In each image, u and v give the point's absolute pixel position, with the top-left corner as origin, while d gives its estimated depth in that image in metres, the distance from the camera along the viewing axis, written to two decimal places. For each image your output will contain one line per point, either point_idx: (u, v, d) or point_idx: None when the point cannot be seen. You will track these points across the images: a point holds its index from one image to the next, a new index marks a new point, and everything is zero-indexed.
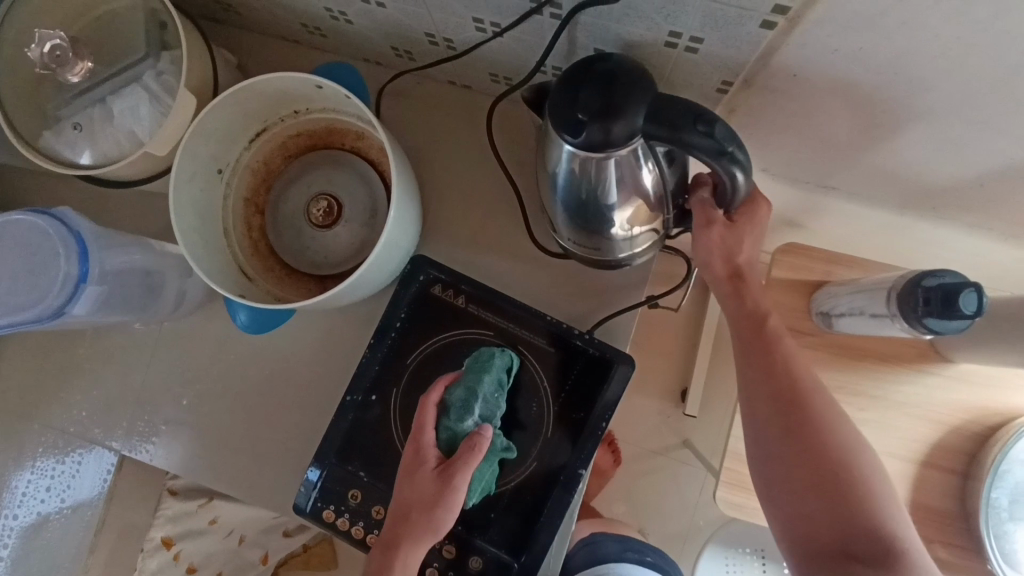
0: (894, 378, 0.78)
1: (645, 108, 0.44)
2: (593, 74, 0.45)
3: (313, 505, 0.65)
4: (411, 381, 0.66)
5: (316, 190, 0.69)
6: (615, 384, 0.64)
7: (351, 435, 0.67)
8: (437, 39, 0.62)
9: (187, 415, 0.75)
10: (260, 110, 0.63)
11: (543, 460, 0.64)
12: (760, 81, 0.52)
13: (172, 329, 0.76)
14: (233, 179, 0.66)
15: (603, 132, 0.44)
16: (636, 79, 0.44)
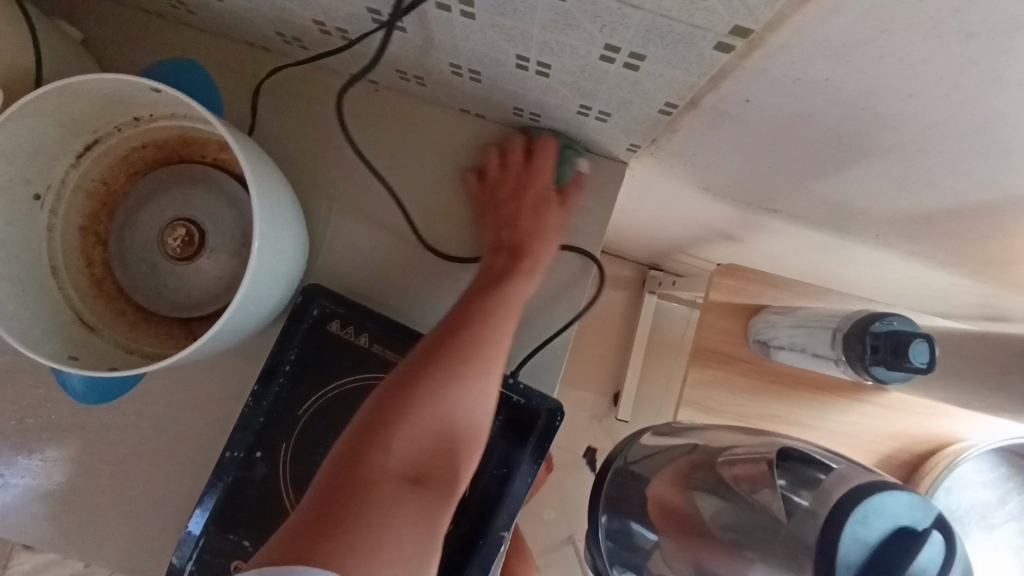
0: (830, 408, 0.74)
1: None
2: (918, 550, 0.36)
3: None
4: (302, 435, 0.56)
5: (170, 214, 0.58)
6: (540, 437, 0.56)
7: (228, 500, 0.56)
8: (329, 28, 0.50)
9: (30, 468, 0.61)
10: (89, 117, 0.53)
11: (457, 524, 0.56)
12: (708, 104, 0.45)
13: (9, 364, 0.62)
14: (60, 206, 0.55)
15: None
16: (935, 556, 0.36)
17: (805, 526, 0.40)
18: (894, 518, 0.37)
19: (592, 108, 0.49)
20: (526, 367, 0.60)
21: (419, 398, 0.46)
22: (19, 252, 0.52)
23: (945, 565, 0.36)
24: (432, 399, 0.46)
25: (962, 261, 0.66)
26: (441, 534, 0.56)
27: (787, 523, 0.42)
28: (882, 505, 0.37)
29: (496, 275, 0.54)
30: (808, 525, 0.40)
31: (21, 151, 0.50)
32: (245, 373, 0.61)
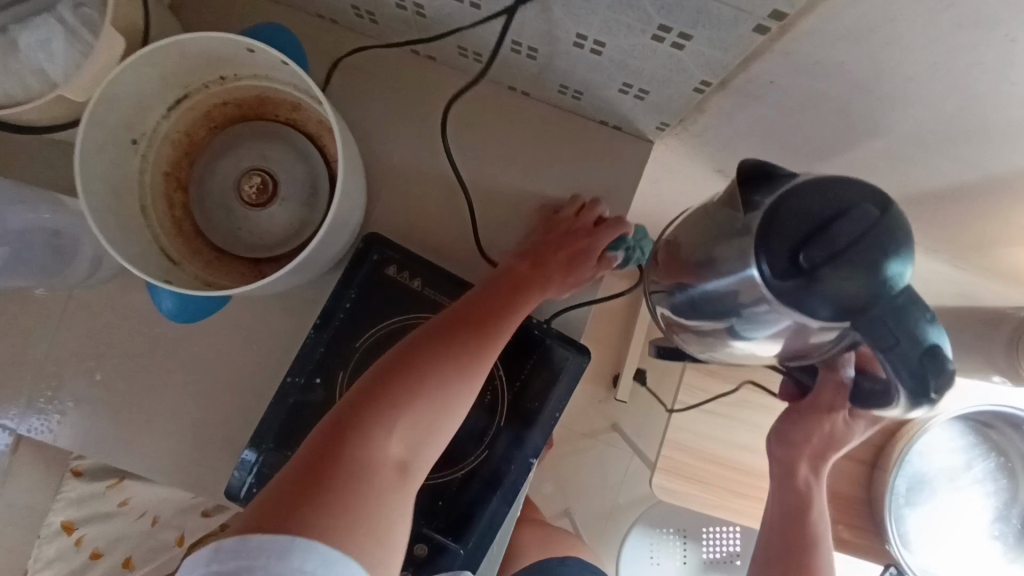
0: None
1: (901, 265, 0.39)
2: (848, 220, 0.39)
3: (247, 491, 0.61)
4: (359, 365, 0.63)
5: (246, 164, 0.62)
6: (570, 378, 0.63)
7: (289, 421, 0.63)
8: (407, 3, 0.57)
9: (98, 391, 0.67)
10: (185, 72, 0.57)
11: (494, 449, 0.63)
12: (737, 85, 0.52)
13: (84, 296, 0.67)
14: (150, 152, 0.59)
15: (820, 285, 0.39)
16: (865, 216, 0.39)
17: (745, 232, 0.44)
18: (825, 194, 0.40)
19: (634, 86, 0.57)
20: (557, 317, 0.67)
21: (417, 395, 0.48)
22: (118, 189, 0.56)
23: (882, 251, 0.38)
24: (444, 359, 0.50)
25: (942, 246, 0.75)
26: (479, 457, 0.63)
27: (743, 216, 0.45)
28: (815, 188, 0.40)
29: (530, 264, 0.59)
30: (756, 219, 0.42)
31: (127, 98, 0.54)
32: (304, 313, 0.67)
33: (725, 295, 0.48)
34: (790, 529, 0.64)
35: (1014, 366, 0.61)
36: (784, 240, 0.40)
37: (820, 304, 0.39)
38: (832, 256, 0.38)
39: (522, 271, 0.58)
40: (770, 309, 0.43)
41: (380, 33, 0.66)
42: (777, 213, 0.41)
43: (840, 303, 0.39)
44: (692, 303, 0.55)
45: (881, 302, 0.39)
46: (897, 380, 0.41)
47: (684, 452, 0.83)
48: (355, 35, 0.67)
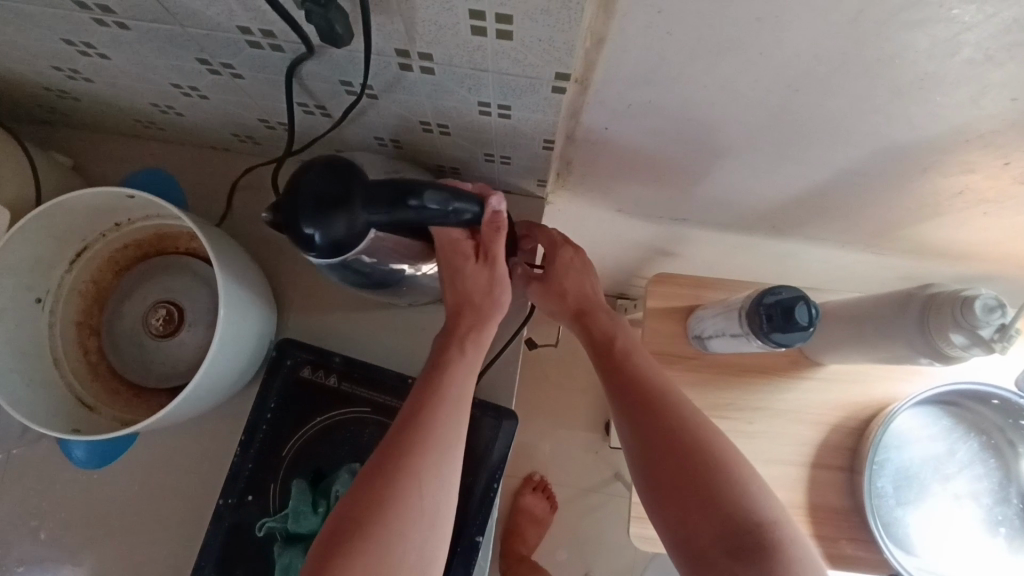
0: (774, 388, 0.82)
1: (363, 192, 0.43)
2: (307, 181, 0.43)
3: None
4: (289, 473, 0.62)
5: (153, 299, 0.64)
6: (499, 446, 0.62)
7: (227, 543, 0.61)
8: (273, 124, 0.61)
9: (46, 550, 0.67)
10: (77, 227, 0.60)
11: None
12: (581, 136, 0.55)
13: (22, 455, 0.68)
14: (58, 305, 0.62)
15: (330, 232, 0.43)
16: (353, 196, 0.43)
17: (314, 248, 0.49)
18: (313, 177, 0.43)
19: (495, 155, 0.59)
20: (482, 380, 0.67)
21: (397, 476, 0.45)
22: (25, 349, 0.58)
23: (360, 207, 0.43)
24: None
25: (854, 237, 0.76)
26: None
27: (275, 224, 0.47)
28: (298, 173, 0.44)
29: (388, 443, 0.47)
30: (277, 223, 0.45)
31: (25, 262, 0.58)
32: (233, 429, 0.67)
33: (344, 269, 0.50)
34: (670, 465, 0.50)
35: (932, 347, 0.59)
36: (293, 206, 0.42)
37: (349, 234, 0.43)
38: (321, 209, 0.42)
39: (387, 454, 0.46)
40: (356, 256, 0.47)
41: (265, 151, 0.70)
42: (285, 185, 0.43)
43: (348, 228, 0.43)
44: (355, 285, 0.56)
45: (357, 189, 0.43)
46: (438, 217, 0.46)
47: None
48: (246, 158, 0.72)
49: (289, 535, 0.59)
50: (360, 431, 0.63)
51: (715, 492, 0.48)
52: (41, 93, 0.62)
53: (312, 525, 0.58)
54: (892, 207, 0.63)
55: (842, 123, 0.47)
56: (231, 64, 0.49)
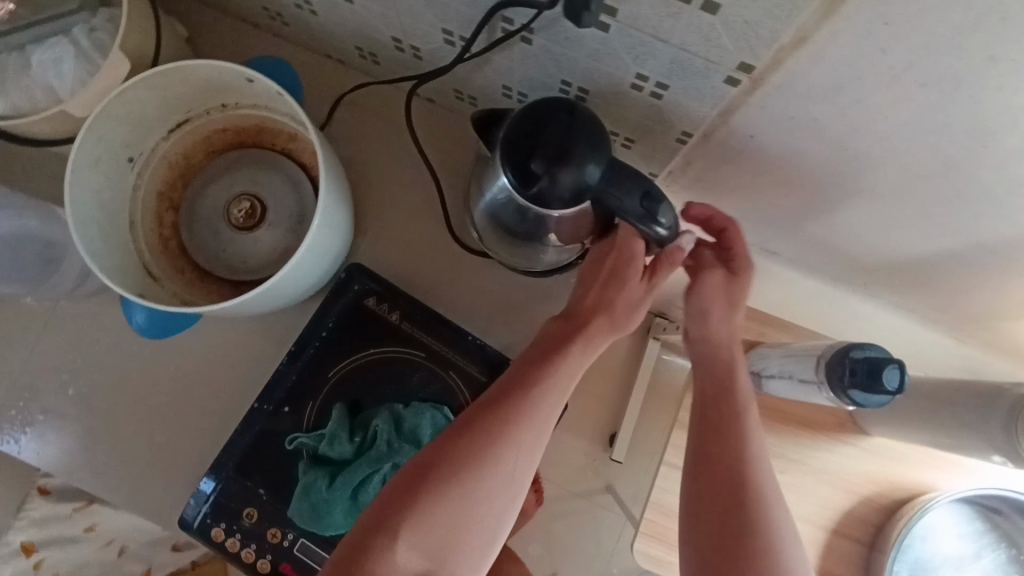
0: (814, 444, 0.79)
1: (597, 165, 0.46)
2: (555, 121, 0.46)
3: (201, 522, 0.60)
4: (329, 395, 0.62)
5: (239, 190, 0.63)
6: None
7: (253, 448, 0.61)
8: (405, 46, 0.60)
9: (73, 406, 0.67)
10: (187, 98, 0.59)
11: None
12: (719, 137, 0.52)
13: (70, 308, 0.68)
14: (146, 171, 0.61)
15: (555, 182, 0.45)
16: (588, 158, 0.46)
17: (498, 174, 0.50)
18: (564, 121, 0.46)
19: (620, 135, 0.57)
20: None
21: (486, 439, 0.45)
22: (109, 205, 0.57)
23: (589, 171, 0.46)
24: (411, 555, 0.43)
25: (942, 315, 0.73)
26: None
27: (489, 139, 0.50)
28: (552, 107, 0.47)
29: (487, 409, 0.47)
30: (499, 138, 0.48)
31: (129, 119, 0.57)
32: (280, 338, 0.67)
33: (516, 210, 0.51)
34: (718, 479, 0.49)
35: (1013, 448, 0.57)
36: (533, 134, 0.46)
37: (566, 190, 0.46)
38: (557, 158, 0.45)
39: (483, 414, 0.47)
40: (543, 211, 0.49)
41: (381, 73, 0.68)
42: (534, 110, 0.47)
43: (574, 185, 0.46)
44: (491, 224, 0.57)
45: (593, 155, 0.46)
46: (642, 223, 0.48)
47: (668, 516, 0.78)
48: (359, 76, 0.70)
49: (318, 456, 0.59)
50: (408, 374, 0.62)
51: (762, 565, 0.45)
52: None
53: (344, 451, 0.58)
54: (1006, 293, 0.60)
55: (1013, 189, 0.44)
56: None
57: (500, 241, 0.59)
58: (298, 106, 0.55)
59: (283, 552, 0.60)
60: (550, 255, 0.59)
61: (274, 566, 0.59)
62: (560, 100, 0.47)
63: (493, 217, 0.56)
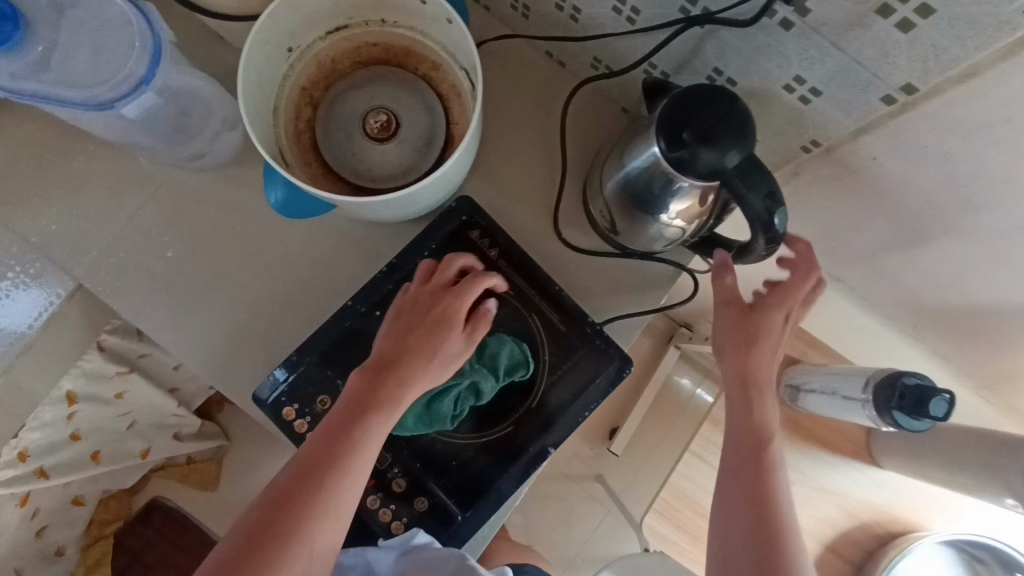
0: (828, 464, 0.84)
1: (738, 155, 0.50)
2: (715, 107, 0.50)
3: (275, 399, 0.63)
4: None
5: (376, 103, 0.67)
6: (605, 379, 0.65)
7: (339, 343, 0.65)
8: (566, 5, 0.63)
9: (168, 268, 0.70)
10: (356, 4, 0.63)
11: (519, 426, 0.64)
12: (840, 154, 0.57)
13: (184, 177, 0.71)
14: (298, 64, 0.65)
15: (694, 157, 0.51)
16: (731, 147, 0.50)
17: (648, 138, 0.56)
18: (724, 108, 0.50)
19: None
20: (612, 321, 0.71)
21: (314, 486, 0.51)
22: (263, 87, 0.61)
23: (729, 160, 0.50)
24: None
25: (975, 369, 0.78)
26: (502, 430, 0.64)
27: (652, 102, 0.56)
28: (718, 94, 0.51)
29: (263, 531, 0.49)
30: (661, 105, 0.54)
31: (304, 11, 0.60)
32: (376, 250, 0.71)
33: (649, 173, 0.58)
34: (736, 480, 0.59)
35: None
36: (692, 111, 0.51)
37: (701, 167, 0.51)
38: (704, 138, 0.50)
39: (308, 466, 0.51)
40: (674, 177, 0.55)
41: (523, 28, 0.72)
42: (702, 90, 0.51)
43: (710, 165, 0.51)
44: (620, 192, 0.64)
45: (737, 148, 0.50)
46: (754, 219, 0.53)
47: (682, 500, 0.83)
48: (500, 25, 0.74)
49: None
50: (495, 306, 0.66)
51: (772, 540, 0.56)
52: None
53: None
54: None
55: None
56: None
57: (623, 212, 0.66)
58: (466, 32, 0.59)
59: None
60: (664, 234, 0.65)
61: None
62: (728, 93, 0.51)
63: (626, 185, 0.63)
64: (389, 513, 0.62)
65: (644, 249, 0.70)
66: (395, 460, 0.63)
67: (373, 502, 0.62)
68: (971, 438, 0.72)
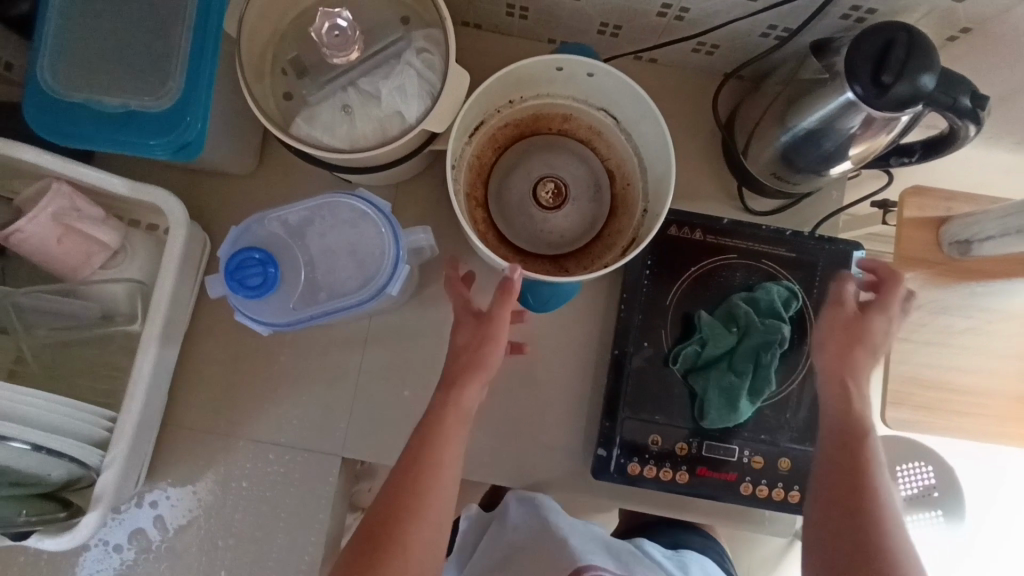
0: (1012, 291, 0.91)
1: (933, 74, 0.54)
2: (895, 42, 0.54)
3: (616, 463, 0.68)
4: (675, 320, 0.70)
5: (536, 173, 0.69)
6: (856, 270, 0.71)
7: (632, 388, 0.69)
8: (671, 9, 0.65)
9: (413, 405, 0.73)
10: (492, 98, 0.63)
11: (815, 361, 0.70)
12: (985, 30, 0.61)
13: (385, 321, 0.74)
14: (459, 175, 0.65)
15: (897, 91, 0.54)
16: (927, 71, 0.54)
17: (826, 96, 0.59)
18: (904, 42, 0.54)
19: None
20: (823, 227, 0.77)
21: (406, 511, 0.54)
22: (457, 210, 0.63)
23: (930, 83, 0.54)
24: None
25: None
26: (805, 365, 0.70)
27: (819, 61, 0.59)
28: (891, 31, 0.55)
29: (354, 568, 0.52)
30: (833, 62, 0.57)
31: (461, 128, 0.61)
32: (586, 300, 0.73)
33: (835, 125, 0.61)
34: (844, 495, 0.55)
35: None
36: (876, 55, 0.55)
37: (904, 100, 0.54)
38: (901, 73, 0.54)
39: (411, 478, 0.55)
40: (867, 119, 0.58)
41: (615, 47, 0.74)
42: (871, 34, 0.55)
43: (913, 94, 0.54)
44: (794, 153, 0.67)
45: (931, 69, 0.54)
46: (962, 120, 0.56)
47: (909, 382, 0.89)
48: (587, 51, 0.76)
49: (700, 363, 0.69)
50: (731, 274, 0.71)
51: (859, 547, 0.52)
52: None
53: (728, 345, 0.68)
54: None
55: None
56: None
57: (793, 168, 0.69)
58: (615, 73, 0.59)
59: (695, 459, 0.68)
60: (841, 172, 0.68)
61: (693, 474, 0.68)
62: (901, 27, 0.55)
63: (798, 144, 0.66)
64: (765, 487, 0.68)
65: (809, 190, 0.73)
66: (744, 446, 0.68)
67: (749, 489, 0.68)
68: None
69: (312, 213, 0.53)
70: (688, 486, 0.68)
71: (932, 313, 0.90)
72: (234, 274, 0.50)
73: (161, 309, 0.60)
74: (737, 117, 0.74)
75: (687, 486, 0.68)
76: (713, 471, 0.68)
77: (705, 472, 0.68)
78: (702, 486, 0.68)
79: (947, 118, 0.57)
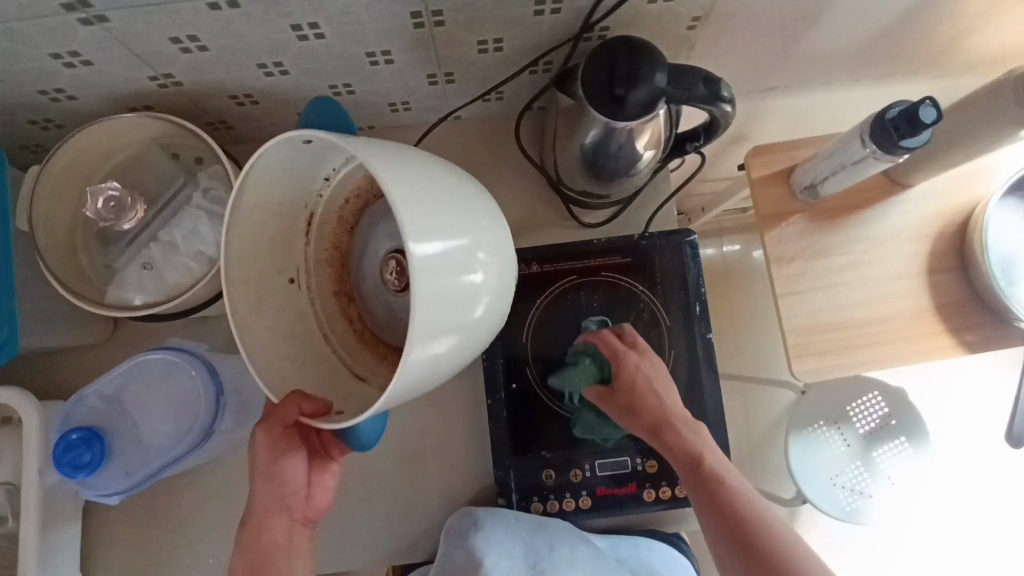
0: (877, 216, 0.93)
1: (660, 74, 0.57)
2: (616, 56, 0.57)
3: (519, 508, 0.70)
4: (536, 354, 0.73)
5: (384, 250, 0.60)
6: (692, 256, 0.73)
7: (515, 432, 0.71)
8: (438, 76, 0.68)
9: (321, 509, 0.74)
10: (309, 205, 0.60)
11: (679, 353, 0.72)
12: (720, 11, 0.64)
13: None
14: (311, 280, 0.59)
15: (633, 100, 0.57)
16: (652, 74, 0.56)
17: (585, 116, 0.62)
18: (624, 53, 0.57)
19: None
20: (652, 221, 0.79)
21: None
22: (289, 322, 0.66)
23: (660, 82, 0.57)
24: None
25: (916, 65, 0.87)
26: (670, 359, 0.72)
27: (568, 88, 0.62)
28: (612, 46, 0.58)
29: None
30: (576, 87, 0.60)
31: (266, 245, 0.55)
32: None
33: (606, 137, 0.63)
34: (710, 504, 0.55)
35: None
36: (605, 72, 0.57)
37: (644, 104, 0.57)
38: (630, 82, 0.56)
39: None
40: (627, 126, 0.61)
41: (414, 117, 0.77)
42: (595, 54, 0.58)
43: (649, 96, 0.57)
44: (592, 168, 0.69)
45: (656, 70, 0.56)
46: (708, 104, 0.59)
47: (807, 331, 0.90)
48: (391, 127, 0.79)
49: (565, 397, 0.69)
50: (577, 295, 0.73)
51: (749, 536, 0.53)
52: (222, 103, 0.68)
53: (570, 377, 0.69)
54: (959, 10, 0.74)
55: None
56: (441, 10, 0.56)
57: (601, 180, 0.71)
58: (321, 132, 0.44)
59: (593, 482, 0.71)
60: (644, 171, 0.71)
61: (594, 497, 0.70)
62: (620, 39, 0.58)
63: (591, 159, 0.68)
64: (664, 488, 0.71)
65: (632, 191, 0.76)
66: (633, 455, 0.71)
67: (649, 495, 0.71)
68: (959, 112, 0.80)
69: (126, 380, 0.56)
70: (593, 509, 0.70)
71: (809, 260, 0.92)
72: (63, 456, 0.51)
73: (32, 503, 0.62)
74: (543, 146, 0.76)
75: (591, 509, 0.70)
76: (612, 488, 0.70)
77: (603, 491, 0.70)
78: (605, 505, 0.70)
79: (695, 105, 0.59)
